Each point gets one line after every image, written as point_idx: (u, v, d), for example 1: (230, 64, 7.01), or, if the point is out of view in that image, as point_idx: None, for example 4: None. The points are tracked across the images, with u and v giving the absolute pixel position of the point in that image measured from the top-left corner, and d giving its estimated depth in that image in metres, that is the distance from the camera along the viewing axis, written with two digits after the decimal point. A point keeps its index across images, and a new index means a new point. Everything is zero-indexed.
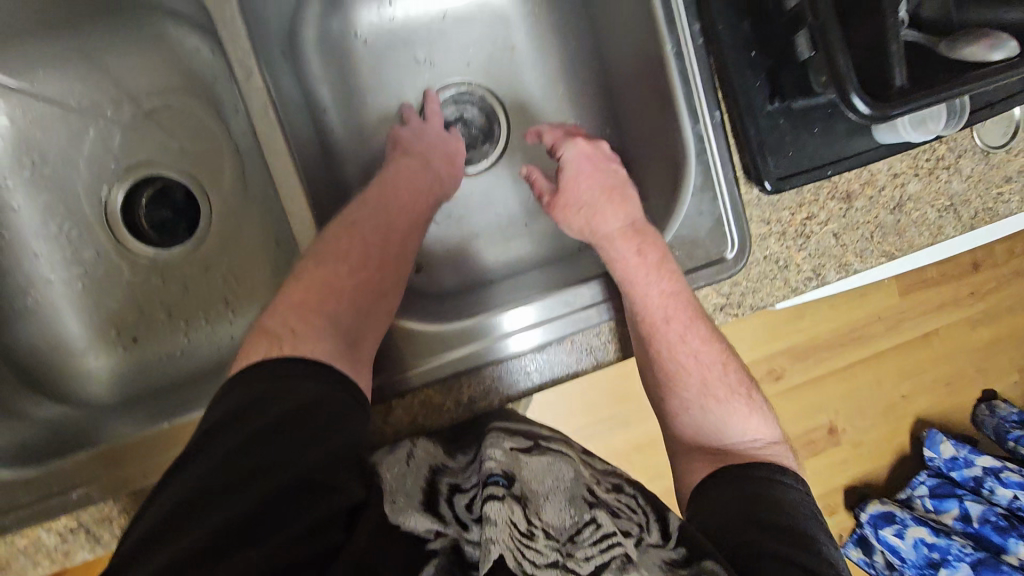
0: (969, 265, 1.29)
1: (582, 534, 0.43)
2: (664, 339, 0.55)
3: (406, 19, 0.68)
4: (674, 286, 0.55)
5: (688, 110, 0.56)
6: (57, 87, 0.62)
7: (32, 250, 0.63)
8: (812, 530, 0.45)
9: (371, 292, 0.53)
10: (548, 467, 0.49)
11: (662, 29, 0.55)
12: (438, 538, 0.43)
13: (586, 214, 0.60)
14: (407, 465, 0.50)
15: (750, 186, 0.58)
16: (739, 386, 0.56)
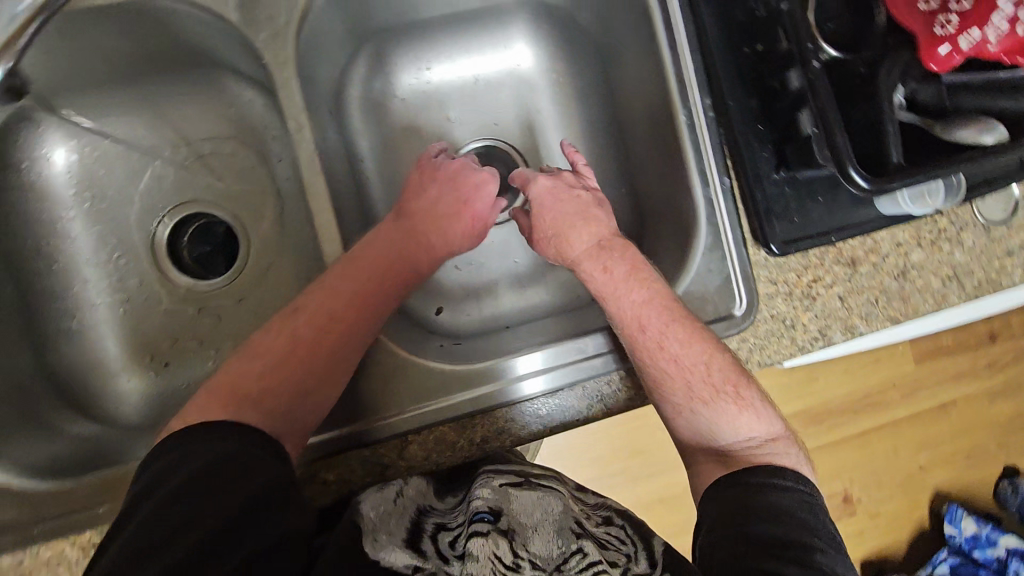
0: (985, 336, 1.28)
1: (569, 563, 0.44)
2: (642, 347, 0.56)
3: (441, 82, 0.74)
4: (646, 295, 0.57)
5: (698, 175, 0.60)
6: (124, 129, 0.69)
7: (82, 276, 0.67)
8: (810, 538, 0.46)
9: (325, 361, 0.53)
10: (536, 501, 0.52)
11: (674, 102, 0.60)
12: (416, 572, 0.42)
13: (556, 241, 0.61)
14: (393, 505, 0.51)
15: (758, 248, 0.61)
16: (726, 385, 0.55)
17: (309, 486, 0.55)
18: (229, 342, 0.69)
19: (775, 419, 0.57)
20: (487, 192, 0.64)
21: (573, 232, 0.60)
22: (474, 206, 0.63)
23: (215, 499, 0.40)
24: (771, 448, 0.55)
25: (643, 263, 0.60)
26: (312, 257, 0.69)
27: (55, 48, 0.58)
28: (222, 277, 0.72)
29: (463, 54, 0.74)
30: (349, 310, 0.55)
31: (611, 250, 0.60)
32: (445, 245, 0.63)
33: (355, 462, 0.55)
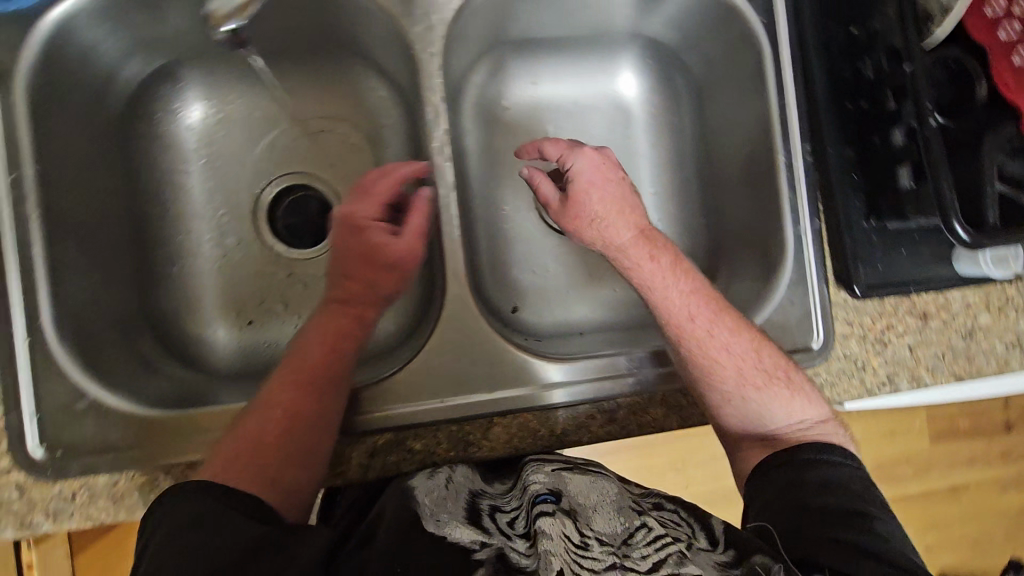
0: (1003, 424, 1.31)
1: (635, 538, 0.44)
2: (693, 335, 0.57)
3: (542, 96, 0.76)
4: (688, 287, 0.58)
5: (791, 214, 0.64)
6: (249, 97, 0.71)
7: (187, 226, 0.68)
8: (867, 506, 0.48)
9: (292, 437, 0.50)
10: (592, 484, 0.52)
11: (778, 145, 0.64)
12: (483, 548, 0.41)
13: (600, 223, 0.60)
14: (445, 490, 0.51)
15: (839, 288, 0.65)
16: (779, 370, 0.57)
17: (394, 451, 0.57)
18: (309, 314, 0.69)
19: (822, 403, 0.58)
20: (364, 215, 0.58)
21: (614, 216, 0.60)
22: (371, 233, 0.57)
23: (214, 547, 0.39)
24: (823, 430, 0.56)
25: (681, 256, 0.60)
26: None
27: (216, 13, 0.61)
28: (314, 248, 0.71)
29: (569, 73, 0.77)
30: (319, 377, 0.53)
31: (651, 242, 0.60)
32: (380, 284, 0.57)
33: (442, 434, 0.57)
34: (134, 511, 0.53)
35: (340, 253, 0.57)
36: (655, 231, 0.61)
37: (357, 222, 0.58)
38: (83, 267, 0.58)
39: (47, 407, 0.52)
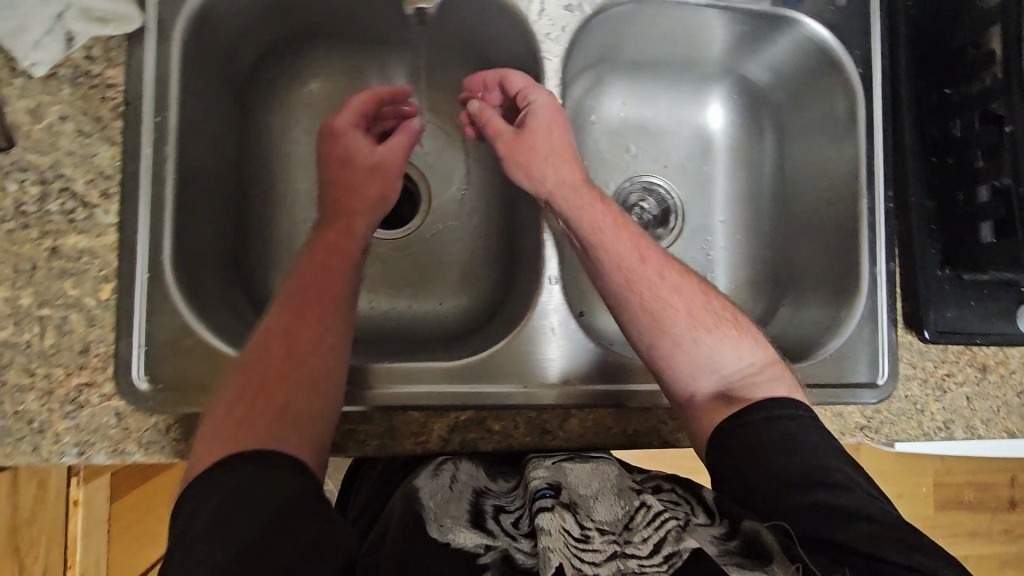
0: (1006, 501, 1.35)
1: (635, 520, 0.48)
2: (644, 281, 0.59)
3: (627, 116, 0.79)
4: (629, 232, 0.61)
5: (870, 256, 0.67)
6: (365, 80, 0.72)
7: (287, 191, 0.70)
8: (829, 459, 0.50)
9: (281, 386, 0.50)
10: (592, 471, 0.54)
11: (862, 189, 0.67)
12: (487, 552, 0.44)
13: (553, 162, 0.62)
14: (450, 491, 0.52)
15: (908, 331, 0.67)
16: (726, 313, 0.60)
17: (474, 429, 0.58)
18: (389, 295, 0.73)
19: (770, 347, 0.59)
20: (346, 124, 0.64)
21: (564, 154, 0.63)
22: (351, 138, 0.63)
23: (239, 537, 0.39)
24: (774, 372, 0.57)
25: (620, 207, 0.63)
26: (494, 233, 0.75)
27: None
28: (397, 232, 0.75)
29: (656, 98, 0.79)
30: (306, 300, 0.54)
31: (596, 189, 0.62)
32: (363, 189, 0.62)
33: (521, 420, 0.59)
34: None
35: (330, 167, 0.63)
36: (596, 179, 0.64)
37: (342, 134, 0.63)
38: (200, 215, 0.59)
39: (154, 340, 0.54)
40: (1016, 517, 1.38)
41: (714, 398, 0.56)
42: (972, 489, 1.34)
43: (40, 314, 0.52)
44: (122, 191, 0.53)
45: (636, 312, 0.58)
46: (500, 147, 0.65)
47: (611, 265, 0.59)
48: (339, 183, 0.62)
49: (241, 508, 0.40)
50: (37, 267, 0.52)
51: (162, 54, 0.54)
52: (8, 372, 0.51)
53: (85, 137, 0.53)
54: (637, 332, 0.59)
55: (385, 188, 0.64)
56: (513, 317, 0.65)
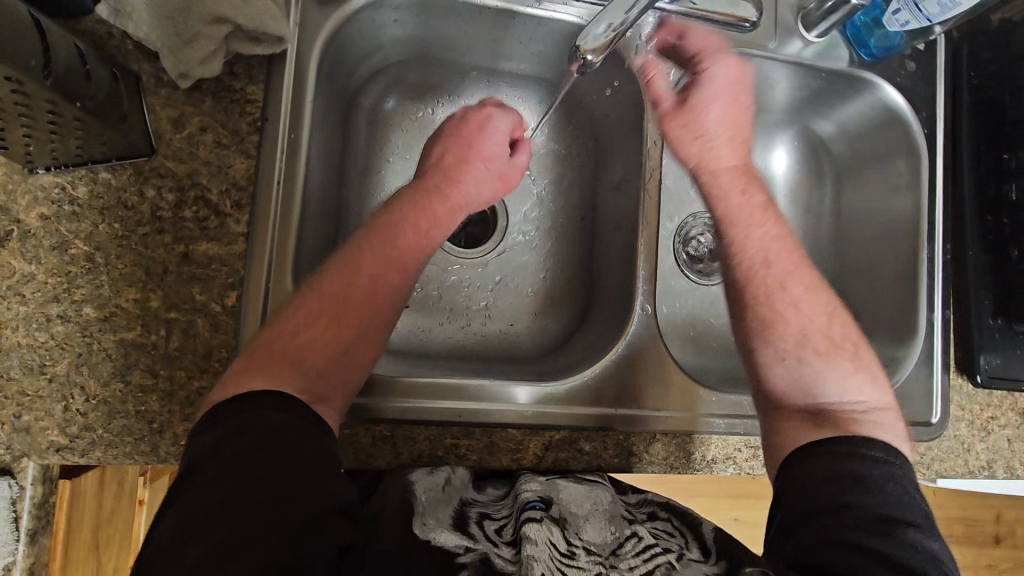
0: (992, 537, 1.42)
1: (624, 548, 0.50)
2: (765, 281, 0.62)
3: None
4: (769, 229, 0.64)
5: (927, 303, 0.72)
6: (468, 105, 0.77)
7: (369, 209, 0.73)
8: (903, 513, 0.47)
9: (330, 342, 0.51)
10: (586, 492, 0.55)
11: (922, 241, 0.72)
12: (466, 553, 0.46)
13: (702, 137, 0.65)
14: (441, 492, 0.52)
15: (959, 374, 0.72)
16: (846, 341, 0.61)
17: (565, 449, 0.60)
18: (464, 311, 0.75)
19: (886, 391, 0.60)
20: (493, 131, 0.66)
21: (720, 135, 0.66)
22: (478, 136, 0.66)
23: (236, 505, 0.39)
24: (877, 418, 0.57)
25: (772, 200, 0.66)
26: (568, 257, 0.78)
27: (470, 24, 0.68)
28: (475, 252, 0.77)
29: None
30: (389, 269, 0.55)
31: (745, 179, 0.66)
32: (473, 192, 0.64)
33: (609, 441, 0.62)
34: None
35: (458, 152, 0.65)
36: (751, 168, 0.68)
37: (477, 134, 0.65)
38: (311, 228, 0.62)
39: None
40: (1003, 552, 1.45)
41: (802, 419, 0.57)
42: (962, 524, 1.41)
43: (167, 317, 0.53)
44: (253, 201, 0.56)
45: (753, 302, 0.62)
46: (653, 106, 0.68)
47: (738, 251, 0.63)
48: (458, 169, 0.63)
49: (255, 465, 0.41)
50: (168, 269, 0.53)
51: (301, 75, 0.58)
52: (133, 372, 0.52)
53: (223, 149, 0.55)
54: (751, 318, 0.62)
55: (496, 194, 0.67)
56: (595, 346, 0.68)
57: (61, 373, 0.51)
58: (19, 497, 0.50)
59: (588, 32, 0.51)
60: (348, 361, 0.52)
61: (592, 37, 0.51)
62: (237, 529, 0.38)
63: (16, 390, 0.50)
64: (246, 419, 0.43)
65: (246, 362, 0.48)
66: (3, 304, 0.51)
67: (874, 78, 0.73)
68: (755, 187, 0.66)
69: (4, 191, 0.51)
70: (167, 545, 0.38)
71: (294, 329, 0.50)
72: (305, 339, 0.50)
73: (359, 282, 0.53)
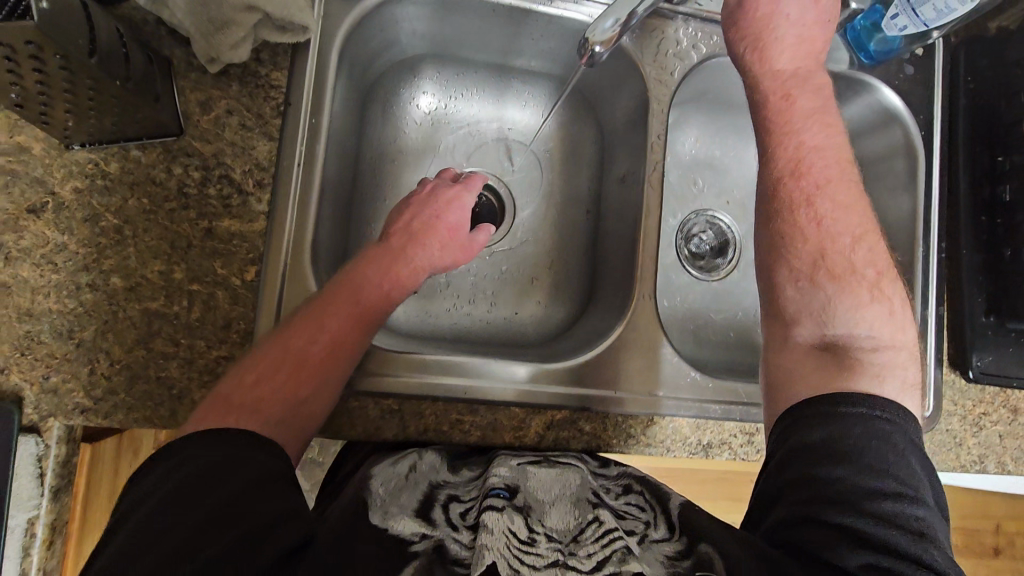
0: (990, 548, 1.42)
1: (585, 533, 0.48)
2: (797, 191, 0.60)
3: (698, 152, 0.87)
4: (811, 140, 0.61)
5: (923, 298, 0.73)
6: (480, 100, 0.80)
7: (382, 196, 0.76)
8: (887, 477, 0.48)
9: (313, 372, 0.53)
10: (556, 476, 0.54)
11: (918, 238, 0.74)
12: (420, 541, 0.45)
13: (756, 34, 0.63)
14: (405, 480, 0.53)
15: (952, 370, 0.74)
16: (866, 267, 0.59)
17: (566, 429, 0.63)
18: (470, 297, 0.77)
19: (901, 328, 0.58)
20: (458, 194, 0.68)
21: (789, 31, 0.62)
22: (441, 194, 0.67)
23: (195, 509, 0.40)
24: (885, 354, 0.56)
25: (824, 110, 0.63)
26: (573, 249, 0.80)
27: (483, 20, 0.71)
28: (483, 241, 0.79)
29: (728, 139, 0.87)
30: (349, 325, 0.56)
31: (803, 82, 0.63)
32: (434, 255, 0.64)
33: (609, 422, 0.64)
34: (340, 432, 0.58)
35: (423, 207, 0.66)
36: (814, 70, 0.64)
37: (439, 195, 0.67)
38: (327, 210, 0.65)
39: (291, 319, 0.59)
40: (999, 562, 1.45)
41: (808, 350, 0.58)
42: (960, 535, 1.41)
43: (190, 289, 0.56)
44: (274, 181, 0.59)
45: (776, 215, 0.61)
46: None
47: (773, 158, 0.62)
48: (424, 226, 0.64)
49: (213, 479, 0.42)
50: (192, 244, 0.56)
51: (323, 65, 0.62)
52: (155, 340, 0.55)
53: (247, 131, 0.59)
54: (776, 230, 0.61)
55: (456, 260, 0.67)
56: (596, 332, 0.71)
57: (88, 339, 0.54)
58: (44, 456, 0.52)
59: (596, 26, 0.54)
60: (320, 398, 0.53)
61: (600, 30, 0.53)
62: (197, 527, 0.39)
63: (46, 353, 0.53)
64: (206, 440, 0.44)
65: (214, 398, 0.49)
66: (37, 271, 0.53)
67: (874, 80, 0.75)
68: (812, 93, 0.63)
69: (42, 164, 0.54)
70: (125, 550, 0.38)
71: (256, 371, 0.51)
72: (280, 372, 0.51)
73: (325, 323, 0.55)
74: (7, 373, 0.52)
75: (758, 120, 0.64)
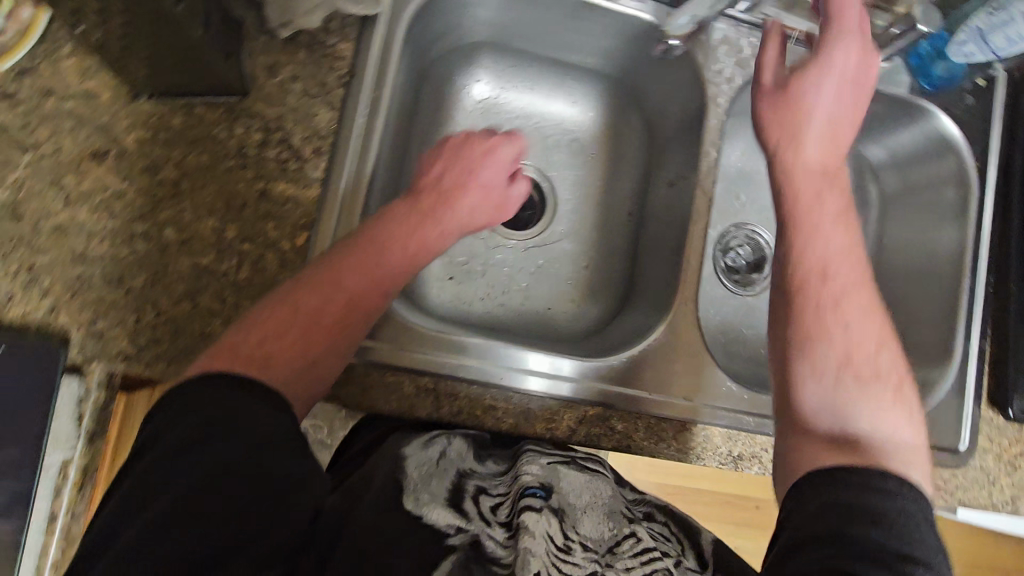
0: None
1: (621, 546, 0.47)
2: (825, 283, 0.57)
3: (743, 166, 0.86)
4: (843, 235, 0.59)
5: (966, 330, 0.72)
6: (533, 92, 0.80)
7: None
8: (917, 557, 0.42)
9: (326, 334, 0.51)
10: (587, 483, 0.52)
11: (965, 270, 0.73)
12: (456, 534, 0.45)
13: (793, 113, 0.61)
14: (434, 466, 0.51)
15: (990, 407, 0.73)
16: (890, 374, 0.55)
17: (597, 426, 0.62)
18: (505, 288, 0.77)
19: (920, 437, 0.54)
20: (495, 156, 0.65)
21: (820, 126, 0.60)
22: (473, 153, 0.64)
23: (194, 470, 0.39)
24: (912, 462, 0.51)
25: (851, 207, 0.61)
26: (612, 250, 0.80)
27: (547, 12, 0.71)
28: (523, 234, 0.79)
29: None
30: (369, 284, 0.54)
31: (831, 183, 0.61)
32: (464, 217, 0.62)
33: (641, 423, 0.63)
34: (374, 406, 0.58)
35: (456, 167, 0.63)
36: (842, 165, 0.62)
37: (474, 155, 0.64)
38: (378, 184, 0.65)
39: None
40: None
41: (829, 445, 0.51)
42: None
43: (239, 248, 0.56)
44: (332, 150, 0.59)
45: (800, 312, 0.56)
46: (762, 69, 0.64)
47: (801, 243, 0.58)
48: (454, 191, 0.62)
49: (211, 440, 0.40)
50: (246, 204, 0.57)
51: (389, 41, 0.62)
52: (202, 296, 0.55)
53: (310, 98, 0.59)
54: (801, 321, 0.56)
55: (490, 219, 0.65)
56: (631, 334, 0.70)
57: (137, 287, 0.54)
58: (84, 397, 0.53)
59: (675, 21, 0.65)
60: (331, 358, 0.52)
61: (676, 27, 0.65)
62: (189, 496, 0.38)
63: (95, 297, 0.53)
64: (226, 395, 0.42)
65: (223, 345, 0.48)
66: (94, 216, 0.54)
67: (931, 107, 0.74)
68: (840, 193, 0.61)
69: (109, 112, 0.55)
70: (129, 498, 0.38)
71: (262, 329, 0.49)
72: (290, 331, 0.49)
73: (343, 283, 0.52)
74: (55, 312, 0.52)
75: (784, 212, 0.60)
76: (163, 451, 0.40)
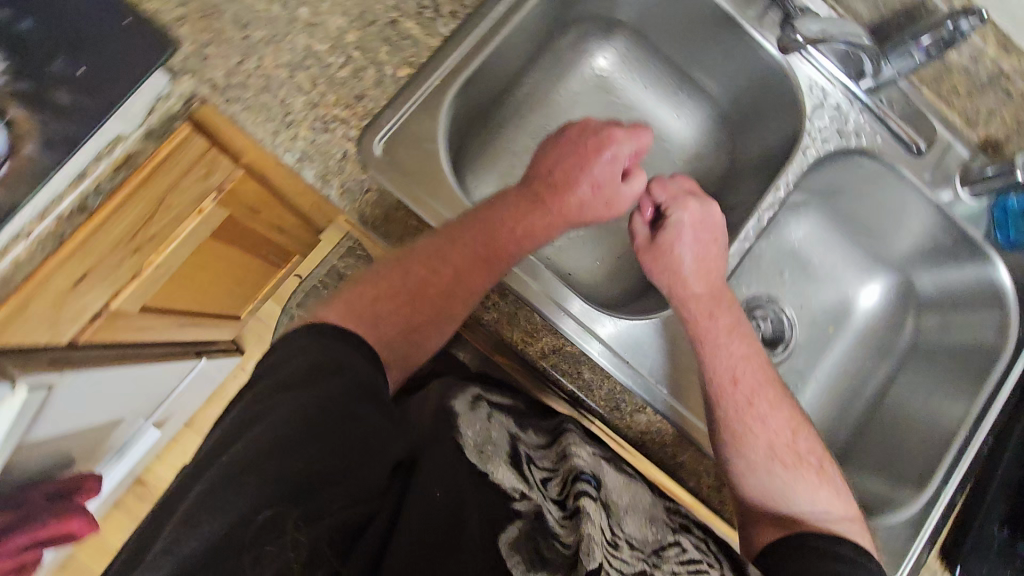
0: None
1: (663, 550, 0.64)
2: (731, 397, 0.62)
3: (800, 246, 0.88)
4: (742, 340, 0.64)
5: (944, 475, 0.70)
6: (645, 89, 0.86)
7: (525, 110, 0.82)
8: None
9: (430, 309, 0.61)
10: (626, 482, 0.65)
11: (968, 419, 0.72)
12: (522, 501, 0.60)
13: (669, 273, 0.66)
14: (488, 427, 0.65)
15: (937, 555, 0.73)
16: (810, 454, 0.61)
17: (568, 363, 0.64)
18: None
19: (850, 501, 0.60)
20: (608, 140, 0.64)
21: (689, 265, 0.65)
22: (575, 135, 0.65)
23: (287, 418, 0.47)
24: (847, 527, 0.57)
25: (739, 319, 0.66)
26: None
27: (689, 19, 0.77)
28: None
29: (831, 249, 0.88)
30: (474, 260, 0.61)
31: (722, 300, 0.65)
32: (576, 214, 0.65)
33: (604, 381, 0.65)
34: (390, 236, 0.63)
35: (563, 152, 0.65)
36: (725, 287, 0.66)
37: (585, 133, 0.65)
38: (484, 76, 0.71)
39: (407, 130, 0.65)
40: None
41: (777, 525, 0.58)
42: None
43: (351, 54, 0.62)
44: (464, 22, 0.66)
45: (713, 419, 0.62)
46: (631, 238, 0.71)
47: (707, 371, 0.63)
48: (563, 180, 0.64)
49: (301, 389, 0.49)
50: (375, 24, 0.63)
51: None
52: (302, 72, 0.61)
53: None
54: (722, 431, 0.62)
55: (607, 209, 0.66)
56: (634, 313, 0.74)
57: (254, 39, 0.60)
58: (164, 96, 0.56)
59: (805, 23, 0.66)
60: (434, 327, 0.62)
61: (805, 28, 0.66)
62: (280, 434, 0.46)
63: (217, 27, 0.59)
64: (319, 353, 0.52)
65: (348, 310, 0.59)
66: None
67: (994, 256, 0.75)
68: (731, 312, 0.65)
69: None
70: (236, 430, 0.48)
71: (374, 291, 0.60)
72: (405, 301, 0.60)
73: (451, 259, 0.61)
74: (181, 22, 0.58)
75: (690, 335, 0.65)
76: (263, 399, 0.49)
